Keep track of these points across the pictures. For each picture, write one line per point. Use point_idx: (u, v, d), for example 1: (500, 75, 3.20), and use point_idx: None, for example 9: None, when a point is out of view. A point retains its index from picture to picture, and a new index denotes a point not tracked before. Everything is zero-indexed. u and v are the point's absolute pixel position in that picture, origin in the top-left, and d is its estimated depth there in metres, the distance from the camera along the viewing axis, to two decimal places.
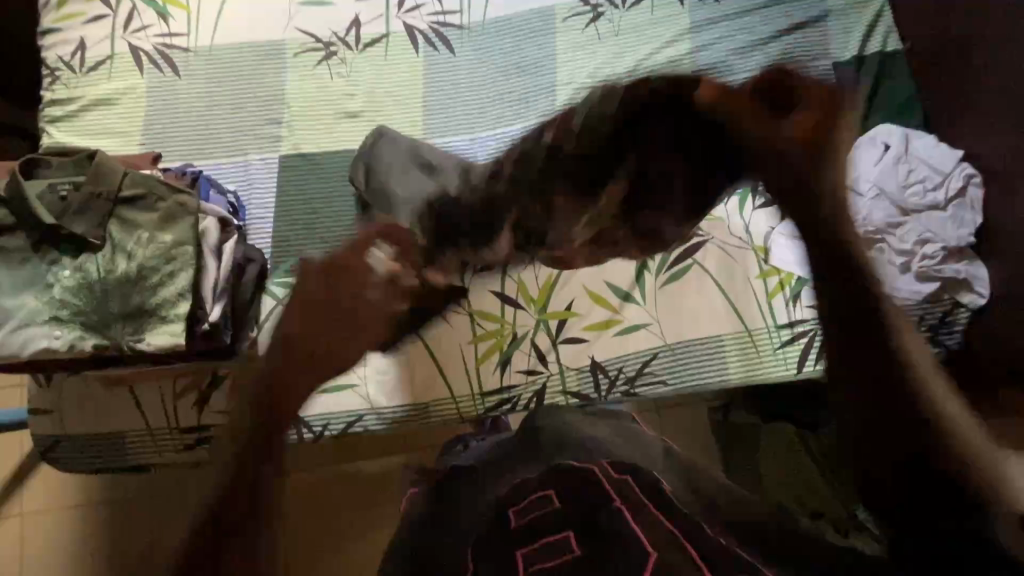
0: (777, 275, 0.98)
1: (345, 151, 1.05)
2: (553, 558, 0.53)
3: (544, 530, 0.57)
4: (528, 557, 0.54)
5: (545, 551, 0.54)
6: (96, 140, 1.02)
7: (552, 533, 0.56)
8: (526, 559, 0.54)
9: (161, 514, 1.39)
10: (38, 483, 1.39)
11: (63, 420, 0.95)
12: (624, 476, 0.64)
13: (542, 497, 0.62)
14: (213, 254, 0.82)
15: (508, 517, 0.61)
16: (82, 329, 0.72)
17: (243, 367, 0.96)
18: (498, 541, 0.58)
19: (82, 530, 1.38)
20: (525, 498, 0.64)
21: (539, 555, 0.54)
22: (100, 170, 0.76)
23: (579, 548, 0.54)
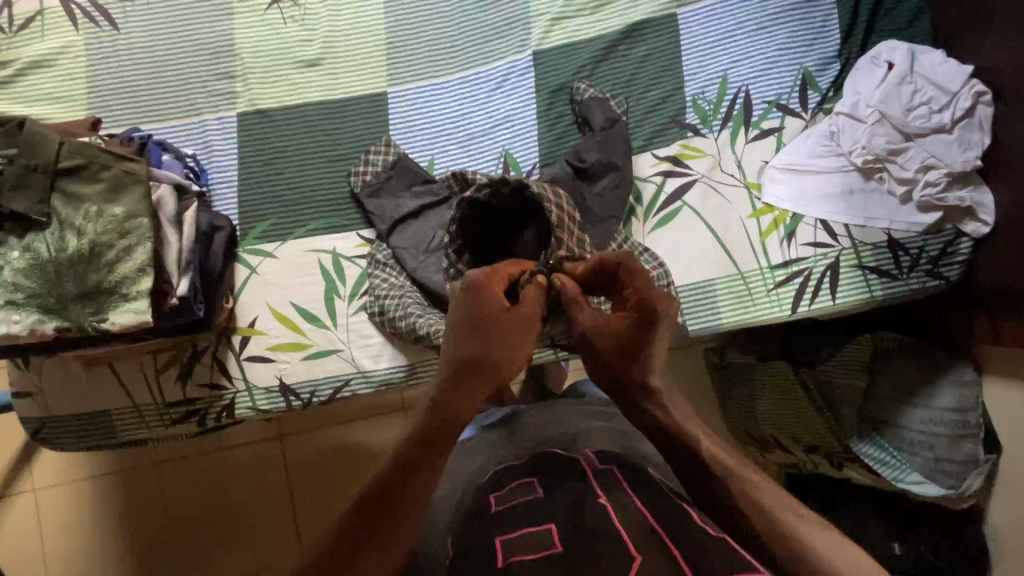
0: (771, 213, 0.93)
1: (307, 104, 0.97)
2: (533, 550, 0.52)
3: (525, 518, 0.57)
4: (509, 547, 0.53)
5: (523, 544, 0.53)
6: (37, 107, 0.95)
7: (531, 525, 0.55)
8: (506, 548, 0.53)
9: (170, 482, 1.42)
10: (44, 461, 1.41)
11: (48, 403, 0.93)
12: (609, 467, 0.64)
13: (525, 483, 0.64)
14: (172, 224, 0.77)
15: (487, 501, 0.63)
16: (40, 312, 0.69)
17: (223, 338, 0.93)
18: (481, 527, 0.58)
19: (94, 503, 1.41)
20: (507, 484, 0.65)
21: (516, 545, 0.53)
22: (33, 141, 0.69)
23: (561, 544, 0.52)
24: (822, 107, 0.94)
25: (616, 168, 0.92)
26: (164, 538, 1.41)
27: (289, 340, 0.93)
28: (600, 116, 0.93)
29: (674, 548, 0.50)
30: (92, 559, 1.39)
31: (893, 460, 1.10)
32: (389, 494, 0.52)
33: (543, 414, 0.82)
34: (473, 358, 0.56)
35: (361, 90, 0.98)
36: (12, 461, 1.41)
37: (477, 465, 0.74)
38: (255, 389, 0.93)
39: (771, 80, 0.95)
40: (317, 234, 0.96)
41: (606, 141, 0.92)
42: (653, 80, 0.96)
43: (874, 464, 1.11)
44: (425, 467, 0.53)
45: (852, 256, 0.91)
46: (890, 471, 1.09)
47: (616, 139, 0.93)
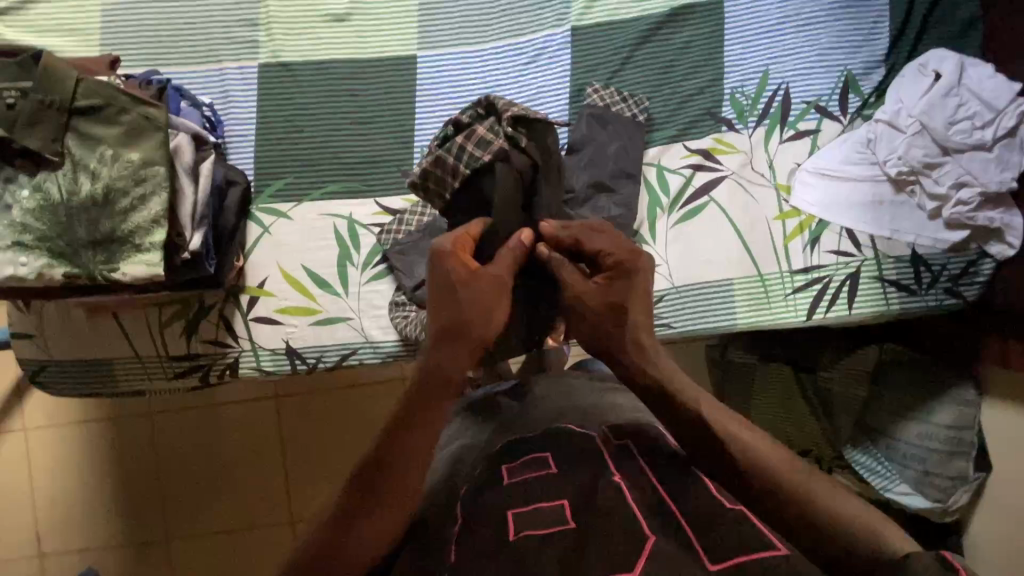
0: (797, 217, 0.92)
1: (332, 61, 0.93)
2: (544, 526, 0.53)
3: (539, 493, 0.58)
4: (520, 521, 0.55)
5: (538, 518, 0.55)
6: (49, 40, 0.90)
7: (544, 500, 0.57)
8: (517, 521, 0.55)
9: (162, 433, 1.42)
10: (35, 402, 1.40)
11: (47, 347, 0.92)
12: (625, 445, 0.63)
13: (538, 458, 0.63)
14: (187, 175, 0.75)
15: (501, 472, 0.62)
16: (49, 256, 0.67)
17: (230, 297, 0.92)
18: (493, 499, 0.58)
19: (86, 447, 1.41)
20: (522, 456, 0.64)
21: (530, 519, 0.55)
22: (48, 74, 0.65)
23: (573, 520, 0.54)
24: (862, 113, 0.92)
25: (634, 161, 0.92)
26: (154, 488, 1.41)
27: (299, 304, 0.92)
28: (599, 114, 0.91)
29: (681, 522, 0.52)
30: (82, 502, 1.40)
31: (883, 469, 1.13)
32: (379, 461, 0.57)
33: (556, 388, 0.78)
34: (453, 321, 0.59)
35: (389, 52, 0.94)
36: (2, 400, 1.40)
37: (480, 440, 0.72)
38: (261, 350, 0.92)
39: (814, 80, 0.92)
40: (334, 197, 0.93)
41: (611, 153, 0.91)
42: (693, 68, 0.93)
43: (862, 471, 1.15)
44: (409, 423, 0.58)
45: (872, 267, 0.91)
46: (879, 479, 1.12)
47: (629, 135, 0.92)
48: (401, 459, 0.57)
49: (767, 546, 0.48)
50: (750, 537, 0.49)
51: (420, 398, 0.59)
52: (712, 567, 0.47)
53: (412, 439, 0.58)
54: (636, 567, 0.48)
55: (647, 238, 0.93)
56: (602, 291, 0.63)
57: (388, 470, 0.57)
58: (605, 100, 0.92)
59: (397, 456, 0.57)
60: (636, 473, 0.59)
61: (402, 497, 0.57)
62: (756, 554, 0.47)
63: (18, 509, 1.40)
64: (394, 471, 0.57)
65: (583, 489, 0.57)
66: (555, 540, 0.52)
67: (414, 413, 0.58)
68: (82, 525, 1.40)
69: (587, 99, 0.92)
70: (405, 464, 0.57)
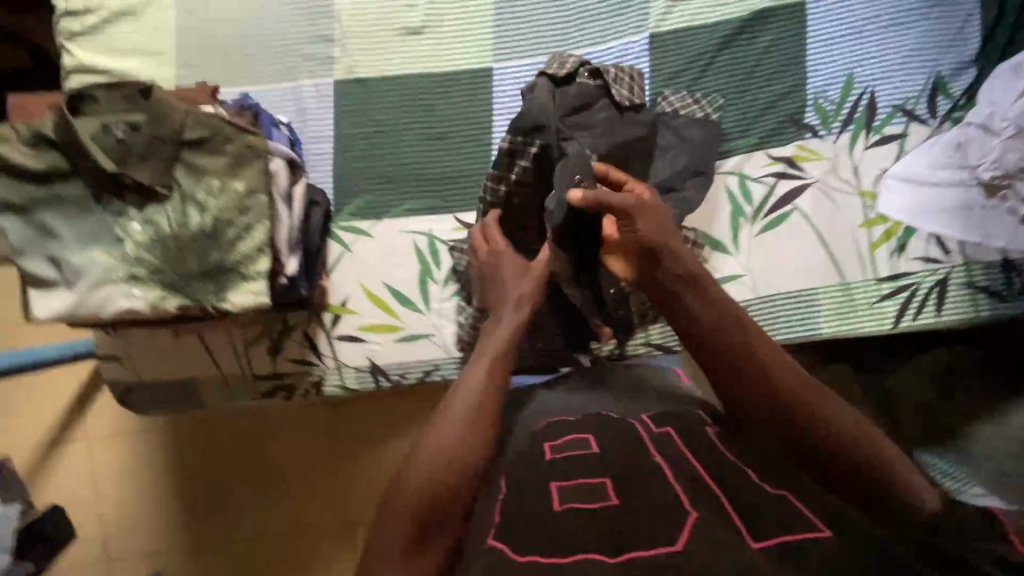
0: (883, 224, 0.91)
1: (408, 75, 0.92)
2: (590, 501, 0.56)
3: (584, 469, 0.61)
4: (567, 492, 0.58)
5: (582, 491, 0.57)
6: (128, 61, 0.91)
7: (588, 477, 0.59)
8: (563, 492, 0.58)
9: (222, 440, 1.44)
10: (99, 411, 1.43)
11: (134, 368, 0.93)
12: (666, 433, 0.66)
13: (579, 439, 0.66)
14: (282, 200, 0.75)
15: (543, 448, 0.66)
16: (162, 288, 0.67)
17: (313, 316, 0.92)
18: (542, 474, 0.61)
19: (149, 456, 1.43)
20: (562, 434, 0.68)
21: (576, 492, 0.57)
22: (158, 108, 0.65)
23: (615, 496, 0.56)
24: (953, 115, 0.88)
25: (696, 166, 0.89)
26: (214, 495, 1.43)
27: (381, 322, 0.92)
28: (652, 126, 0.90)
29: (727, 506, 0.53)
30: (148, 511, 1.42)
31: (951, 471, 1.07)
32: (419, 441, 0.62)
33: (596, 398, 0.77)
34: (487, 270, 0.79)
35: (466, 64, 0.93)
36: (68, 411, 1.42)
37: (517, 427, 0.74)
38: (346, 368, 0.93)
39: (901, 83, 0.90)
40: (414, 214, 0.93)
41: (672, 162, 0.88)
42: (774, 74, 0.91)
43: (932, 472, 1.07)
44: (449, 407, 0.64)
45: (962, 274, 0.89)
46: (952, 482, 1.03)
47: (697, 142, 0.89)
48: (441, 436, 0.61)
49: (811, 529, 0.50)
50: (800, 521, 0.51)
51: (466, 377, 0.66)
52: (755, 545, 0.48)
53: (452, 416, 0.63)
54: (679, 542, 0.49)
55: (732, 249, 0.92)
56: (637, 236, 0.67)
57: (422, 454, 0.60)
58: (680, 105, 0.90)
59: (437, 433, 0.61)
60: (679, 458, 0.61)
61: (463, 413, 0.63)
62: (800, 535, 0.49)
63: (86, 517, 1.42)
64: (429, 446, 0.60)
65: (623, 469, 0.60)
66: (602, 513, 0.54)
67: (456, 397, 0.65)
68: (147, 533, 1.42)
69: (658, 108, 0.91)
70: (440, 437, 0.61)
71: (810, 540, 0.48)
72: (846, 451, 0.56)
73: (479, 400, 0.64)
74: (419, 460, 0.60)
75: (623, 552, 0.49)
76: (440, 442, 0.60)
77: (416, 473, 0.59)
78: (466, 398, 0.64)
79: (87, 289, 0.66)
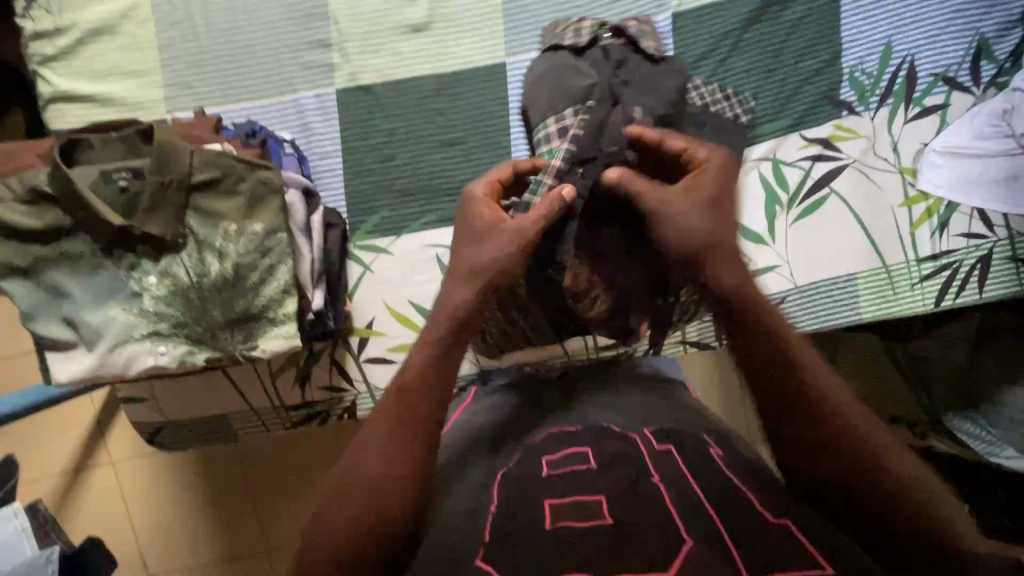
0: (924, 202, 0.86)
1: (415, 78, 0.86)
2: (584, 520, 0.48)
3: (578, 482, 0.53)
4: (560, 511, 0.50)
5: (576, 508, 0.50)
6: (111, 84, 0.83)
7: (584, 493, 0.51)
8: (555, 510, 0.50)
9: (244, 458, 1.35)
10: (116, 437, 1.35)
11: (161, 407, 0.90)
12: (666, 450, 0.57)
13: (576, 453, 0.58)
14: (302, 232, 0.70)
15: (539, 466, 0.57)
16: (188, 342, 0.64)
17: (340, 341, 0.88)
18: (531, 487, 0.54)
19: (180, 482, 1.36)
20: (560, 448, 0.59)
21: (566, 508, 0.50)
22: (162, 150, 0.60)
23: (611, 516, 0.48)
24: (998, 81, 0.84)
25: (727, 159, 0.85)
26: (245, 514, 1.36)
27: (409, 342, 0.88)
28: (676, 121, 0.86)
29: (724, 537, 0.46)
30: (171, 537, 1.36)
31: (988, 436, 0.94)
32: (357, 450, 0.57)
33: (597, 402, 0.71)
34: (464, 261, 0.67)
35: (476, 61, 0.86)
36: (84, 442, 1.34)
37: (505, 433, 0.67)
38: (378, 390, 0.90)
39: (942, 50, 0.85)
40: (433, 227, 0.88)
41: None
42: (804, 50, 0.87)
43: (964, 439, 0.96)
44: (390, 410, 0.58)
45: (1007, 248, 0.83)
46: (982, 445, 0.93)
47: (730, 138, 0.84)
48: (383, 448, 0.56)
49: (814, 566, 0.43)
50: (795, 555, 0.44)
51: (413, 382, 0.59)
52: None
53: (393, 428, 0.57)
54: (671, 568, 0.43)
55: (770, 239, 0.88)
56: (699, 214, 0.64)
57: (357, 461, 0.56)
58: (706, 96, 0.85)
59: (378, 445, 0.56)
60: (678, 477, 0.53)
61: (400, 421, 0.57)
62: (802, 571, 0.43)
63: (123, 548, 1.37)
64: (366, 457, 0.56)
65: (624, 482, 0.52)
66: (595, 536, 0.46)
67: (398, 403, 0.58)
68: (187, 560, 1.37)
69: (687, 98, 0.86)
70: (379, 447, 0.56)
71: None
72: (867, 480, 0.51)
73: (427, 409, 0.58)
74: (347, 492, 0.55)
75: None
76: (366, 469, 0.55)
77: (354, 487, 0.55)
78: (389, 407, 0.58)
79: (109, 349, 0.62)
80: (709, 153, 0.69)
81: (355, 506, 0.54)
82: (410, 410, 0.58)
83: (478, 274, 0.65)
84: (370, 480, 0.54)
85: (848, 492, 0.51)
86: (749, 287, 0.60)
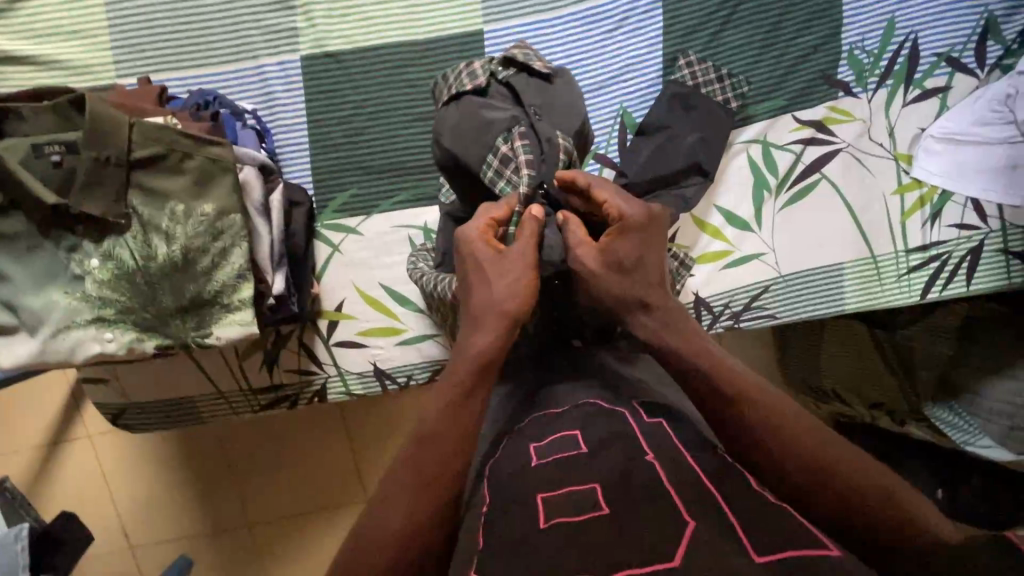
0: (917, 190, 0.83)
1: (387, 46, 0.80)
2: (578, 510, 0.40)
3: (571, 471, 0.43)
4: (550, 505, 0.41)
5: (571, 501, 0.41)
6: (55, 45, 0.77)
7: (577, 476, 0.43)
8: (548, 506, 0.41)
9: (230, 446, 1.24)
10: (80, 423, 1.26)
11: (124, 389, 0.87)
12: (658, 425, 0.48)
13: (566, 437, 0.47)
14: (261, 213, 0.66)
15: (527, 454, 0.47)
16: (137, 328, 0.60)
17: (308, 324, 0.85)
18: (515, 482, 0.45)
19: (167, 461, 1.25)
20: (549, 432, 0.49)
21: (561, 501, 0.41)
22: (99, 124, 0.55)
23: (608, 505, 0.39)
24: (1003, 63, 0.80)
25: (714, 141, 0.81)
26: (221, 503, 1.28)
27: (381, 325, 0.85)
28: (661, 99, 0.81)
29: (724, 511, 0.37)
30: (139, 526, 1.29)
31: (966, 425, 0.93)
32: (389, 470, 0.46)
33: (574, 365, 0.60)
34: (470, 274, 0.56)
35: (451, 28, 0.81)
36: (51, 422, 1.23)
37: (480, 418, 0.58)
38: (348, 374, 0.86)
39: (945, 27, 0.81)
40: (404, 206, 0.84)
41: (686, 146, 0.79)
42: (802, 24, 0.82)
43: (942, 428, 0.94)
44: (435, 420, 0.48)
45: (998, 239, 0.80)
46: (958, 434, 0.92)
47: (713, 121, 0.80)
48: (419, 464, 0.46)
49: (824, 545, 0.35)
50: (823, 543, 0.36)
51: (451, 390, 0.49)
52: (758, 559, 0.33)
53: (434, 441, 0.47)
54: (676, 557, 0.34)
55: (757, 227, 0.84)
56: (618, 275, 0.54)
57: (393, 480, 0.45)
58: (699, 76, 0.81)
59: (414, 462, 0.46)
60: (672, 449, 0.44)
61: (449, 436, 0.47)
62: (801, 548, 0.34)
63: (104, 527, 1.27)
64: (399, 475, 0.45)
65: (619, 468, 0.42)
66: (584, 529, 0.38)
67: (442, 413, 0.48)
68: (173, 541, 1.28)
69: (677, 75, 0.81)
70: (416, 467, 0.46)
71: (819, 557, 0.33)
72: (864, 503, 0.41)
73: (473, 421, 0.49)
74: (376, 515, 0.44)
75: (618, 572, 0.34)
76: (397, 486, 0.45)
77: (387, 508, 0.44)
78: (429, 418, 0.48)
79: (51, 335, 0.58)
80: (630, 209, 0.56)
81: (387, 530, 0.43)
82: (451, 425, 0.47)
83: (483, 301, 0.53)
84: (405, 495, 0.44)
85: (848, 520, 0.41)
86: (690, 328, 0.52)
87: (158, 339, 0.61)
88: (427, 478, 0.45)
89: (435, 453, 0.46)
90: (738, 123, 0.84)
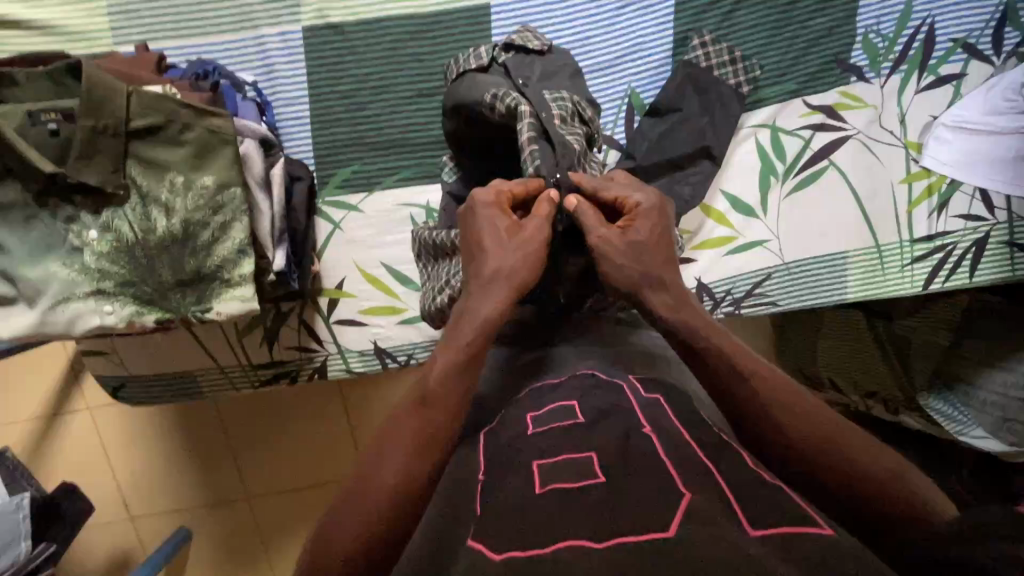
0: (926, 179, 0.81)
1: (391, 18, 0.78)
2: (575, 479, 0.39)
3: (567, 440, 0.43)
4: (547, 470, 0.40)
5: (567, 468, 0.40)
6: (49, 8, 0.75)
7: (573, 450, 0.42)
8: (542, 471, 0.41)
9: (230, 425, 1.24)
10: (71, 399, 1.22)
11: (123, 361, 0.87)
12: (655, 399, 0.47)
13: (565, 407, 0.47)
14: (262, 188, 0.65)
15: (523, 424, 0.47)
16: (135, 301, 0.60)
17: (309, 301, 0.85)
18: (514, 451, 0.44)
19: (166, 436, 1.25)
20: (546, 402, 0.49)
21: (558, 467, 0.40)
22: (94, 93, 0.55)
23: (605, 475, 0.39)
24: (1021, 50, 0.78)
25: (720, 125, 0.80)
26: (210, 489, 1.28)
27: (382, 304, 0.85)
28: (674, 79, 0.79)
29: (720, 486, 0.38)
30: (128, 502, 1.29)
31: (959, 414, 0.92)
32: (397, 422, 0.47)
33: (574, 338, 0.59)
34: (475, 246, 0.55)
35: (457, 2, 0.79)
36: (51, 394, 1.22)
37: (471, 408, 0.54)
38: (349, 352, 0.86)
39: (965, 12, 0.79)
40: (406, 184, 0.83)
41: (696, 128, 0.79)
42: (816, 5, 0.80)
43: (936, 418, 0.94)
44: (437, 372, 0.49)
45: (1005, 231, 0.79)
46: (952, 424, 0.92)
47: (722, 105, 0.80)
48: (421, 414, 0.47)
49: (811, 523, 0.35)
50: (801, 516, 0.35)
51: (452, 357, 0.49)
52: (752, 534, 0.34)
53: (435, 393, 0.48)
54: (671, 528, 0.34)
55: (763, 213, 0.84)
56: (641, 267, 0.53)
57: (391, 432, 0.47)
58: (712, 58, 0.80)
59: (419, 413, 0.47)
60: (674, 427, 0.44)
61: (447, 384, 0.48)
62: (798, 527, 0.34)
63: (107, 497, 1.28)
64: (402, 419, 0.47)
65: (618, 438, 0.42)
66: (588, 497, 0.37)
67: (450, 371, 0.48)
68: (170, 515, 1.29)
69: (689, 56, 0.80)
70: (417, 416, 0.47)
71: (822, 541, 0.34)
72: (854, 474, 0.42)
73: (467, 370, 0.49)
74: (377, 467, 0.45)
75: (615, 537, 0.34)
76: (398, 430, 0.46)
77: (382, 457, 0.45)
78: (433, 374, 0.48)
79: (50, 307, 0.57)
80: (644, 200, 0.57)
81: (381, 482, 0.44)
82: (453, 383, 0.48)
83: (490, 273, 0.53)
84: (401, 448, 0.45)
85: (831, 486, 0.43)
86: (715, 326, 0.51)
87: (154, 311, 0.60)
88: (425, 421, 0.47)
89: (430, 406, 0.47)
90: (748, 106, 0.82)
